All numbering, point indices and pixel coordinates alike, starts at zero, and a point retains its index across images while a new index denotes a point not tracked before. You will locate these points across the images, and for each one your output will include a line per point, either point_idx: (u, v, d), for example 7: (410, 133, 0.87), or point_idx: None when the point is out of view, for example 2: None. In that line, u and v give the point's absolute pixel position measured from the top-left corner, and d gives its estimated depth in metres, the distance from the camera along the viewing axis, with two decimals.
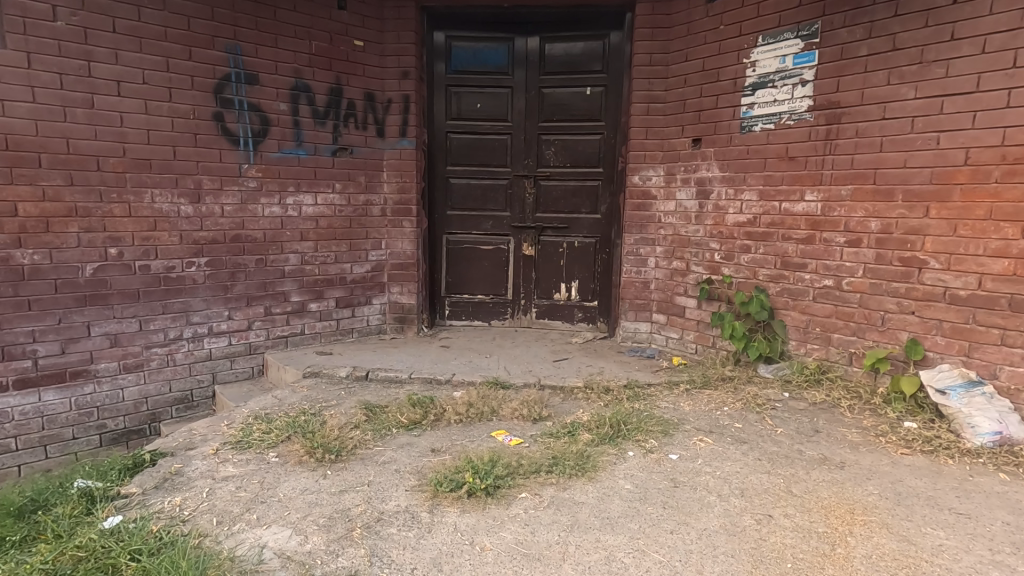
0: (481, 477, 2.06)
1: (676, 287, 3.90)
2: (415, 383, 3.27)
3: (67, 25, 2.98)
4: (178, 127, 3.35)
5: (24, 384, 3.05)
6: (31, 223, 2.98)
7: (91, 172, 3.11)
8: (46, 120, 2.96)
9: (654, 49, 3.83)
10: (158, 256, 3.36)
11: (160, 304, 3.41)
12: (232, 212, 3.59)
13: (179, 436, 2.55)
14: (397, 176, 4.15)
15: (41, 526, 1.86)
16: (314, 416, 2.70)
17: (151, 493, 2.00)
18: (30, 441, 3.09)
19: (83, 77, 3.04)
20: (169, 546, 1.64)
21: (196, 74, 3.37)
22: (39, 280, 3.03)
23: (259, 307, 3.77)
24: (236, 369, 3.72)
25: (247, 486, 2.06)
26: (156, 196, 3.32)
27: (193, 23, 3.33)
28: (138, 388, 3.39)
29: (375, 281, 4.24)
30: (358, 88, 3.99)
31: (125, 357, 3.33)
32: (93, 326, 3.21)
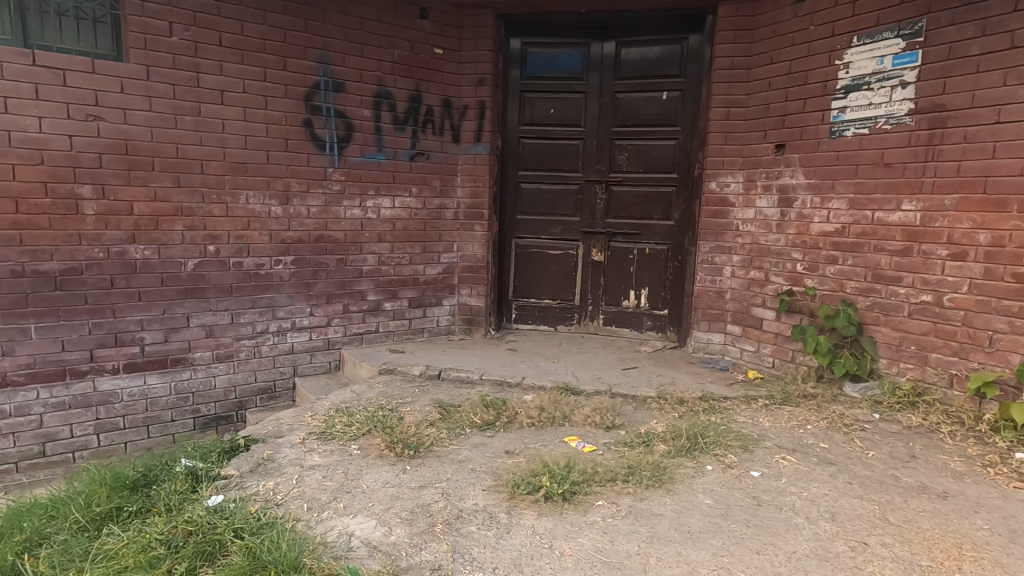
0: (558, 481, 2.07)
1: (753, 297, 3.76)
2: (485, 384, 3.33)
3: (181, 39, 3.23)
4: (272, 132, 3.56)
5: (132, 368, 3.32)
6: (144, 221, 3.25)
7: (195, 174, 3.36)
8: (160, 127, 3.23)
9: (736, 52, 3.72)
10: (250, 254, 3.58)
11: (250, 299, 3.63)
12: (317, 214, 3.78)
13: (268, 424, 2.70)
14: (470, 181, 4.23)
15: (154, 499, 2.03)
16: (392, 411, 2.79)
17: (248, 475, 2.13)
18: (135, 421, 3.36)
19: (192, 88, 3.29)
20: (268, 526, 1.74)
21: (290, 83, 3.58)
22: (148, 273, 3.29)
23: (338, 304, 3.93)
24: (315, 362, 3.90)
25: (333, 475, 2.15)
26: (250, 197, 3.54)
27: (289, 35, 3.53)
28: (228, 376, 3.62)
29: (446, 282, 4.33)
30: (436, 95, 4.11)
31: (218, 347, 3.57)
32: (192, 317, 3.46)
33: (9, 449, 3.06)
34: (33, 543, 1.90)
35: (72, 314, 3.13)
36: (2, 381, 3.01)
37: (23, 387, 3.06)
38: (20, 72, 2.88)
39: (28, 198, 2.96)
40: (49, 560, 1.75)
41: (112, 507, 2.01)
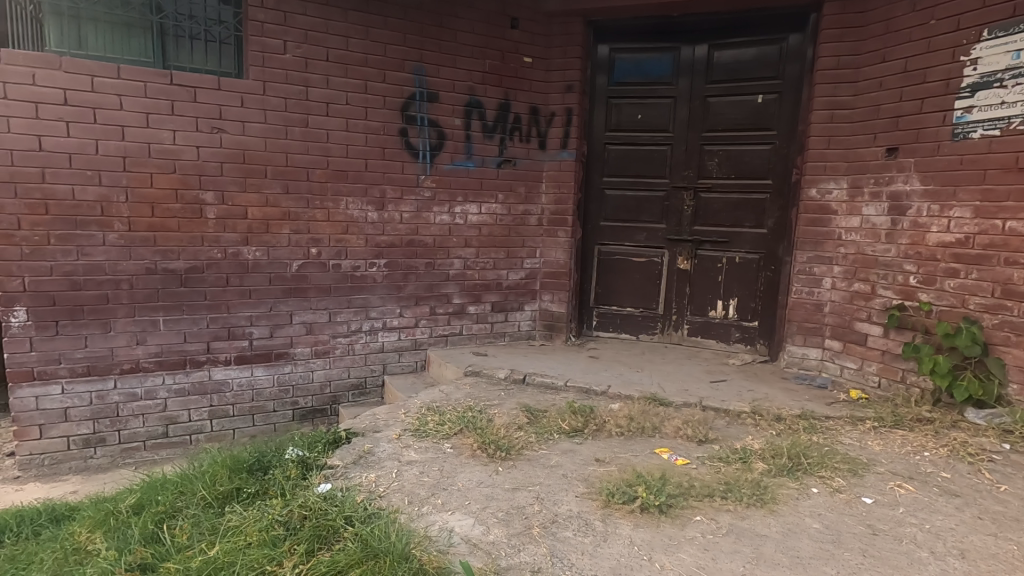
0: (654, 493, 2.03)
1: (857, 311, 3.50)
2: (570, 391, 3.32)
3: (293, 56, 3.47)
4: (371, 141, 3.75)
5: (242, 360, 3.59)
6: (256, 224, 3.51)
7: (302, 181, 3.59)
8: (272, 138, 3.48)
9: (842, 51, 3.51)
10: (347, 256, 3.78)
11: (346, 299, 3.82)
12: (409, 219, 3.93)
13: (365, 419, 2.84)
14: (555, 187, 4.25)
15: (270, 483, 2.19)
16: (480, 413, 2.85)
17: (351, 467, 2.25)
18: (243, 409, 3.63)
19: (302, 101, 3.53)
20: (375, 517, 1.83)
21: (388, 94, 3.76)
22: (258, 273, 3.55)
23: (426, 306, 4.06)
24: (402, 362, 4.05)
25: (429, 471, 2.23)
26: (349, 203, 3.74)
27: (388, 49, 3.71)
28: (325, 371, 3.83)
29: (528, 288, 4.37)
30: (524, 102, 4.17)
31: (316, 344, 3.78)
32: (295, 315, 3.69)
33: (139, 429, 3.39)
34: (168, 515, 2.09)
35: (194, 309, 3.43)
36: (135, 367, 3.34)
37: (151, 373, 3.38)
38: (160, 91, 3.19)
39: (162, 203, 3.27)
40: (184, 533, 1.92)
41: (233, 488, 2.18)
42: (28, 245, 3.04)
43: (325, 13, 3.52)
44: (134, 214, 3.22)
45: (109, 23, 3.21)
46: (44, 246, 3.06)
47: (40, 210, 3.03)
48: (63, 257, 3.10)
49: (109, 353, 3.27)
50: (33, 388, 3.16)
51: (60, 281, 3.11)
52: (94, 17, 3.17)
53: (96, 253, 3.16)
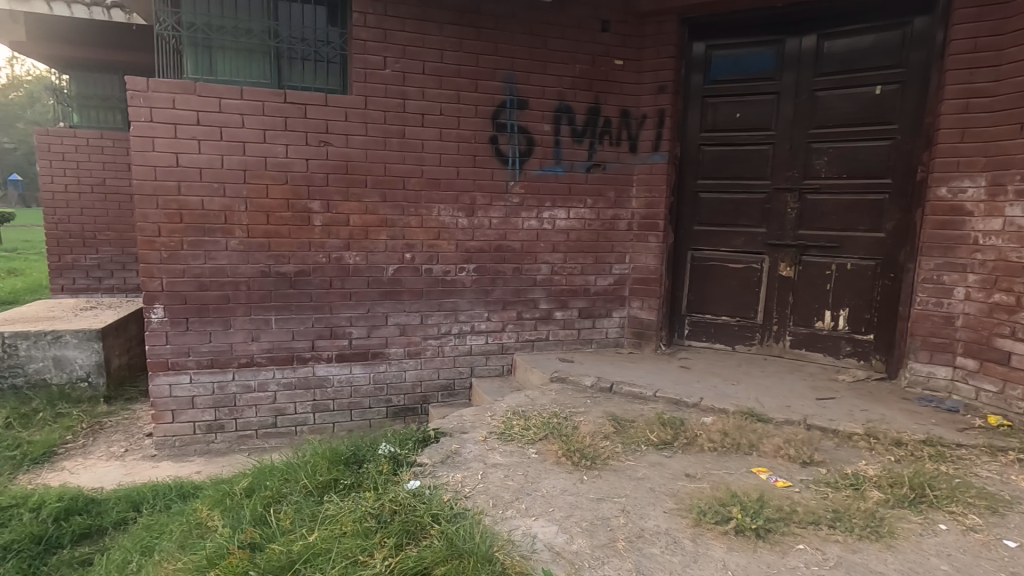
0: (750, 515, 1.89)
1: (997, 326, 3.05)
2: (660, 402, 3.20)
3: (392, 71, 3.65)
4: (463, 150, 3.86)
5: (342, 358, 3.83)
6: (356, 231, 3.73)
7: (398, 190, 3.77)
8: (372, 149, 3.68)
9: (980, 31, 3.11)
10: (439, 261, 3.91)
11: (437, 302, 3.95)
12: (498, 224, 4.00)
13: (453, 420, 2.91)
14: (646, 191, 4.14)
15: (365, 477, 2.30)
16: (566, 419, 2.82)
17: (439, 465, 2.32)
18: (342, 404, 3.86)
19: (399, 113, 3.70)
20: (460, 517, 1.87)
21: (480, 103, 3.85)
22: (357, 276, 3.77)
23: (513, 311, 4.10)
24: (489, 365, 4.11)
25: (514, 475, 2.23)
26: (441, 210, 3.87)
27: (481, 59, 3.81)
28: (416, 371, 3.98)
29: (616, 294, 4.29)
30: (615, 106, 4.11)
31: (409, 345, 3.94)
32: (390, 316, 3.87)
33: (252, 418, 3.72)
34: (274, 500, 2.26)
35: (301, 309, 3.70)
36: (250, 361, 3.66)
37: (264, 367, 3.69)
38: (275, 109, 3.48)
39: (275, 212, 3.57)
40: (288, 517, 2.06)
41: (331, 479, 2.32)
42: (166, 250, 3.43)
43: (422, 28, 3.68)
44: (252, 221, 3.54)
45: (234, 50, 3.57)
46: (179, 250, 3.44)
47: (177, 218, 3.41)
48: (194, 261, 3.47)
49: (229, 348, 3.62)
50: (167, 376, 3.54)
51: (192, 282, 3.49)
52: (223, 45, 3.55)
53: (220, 257, 3.51)
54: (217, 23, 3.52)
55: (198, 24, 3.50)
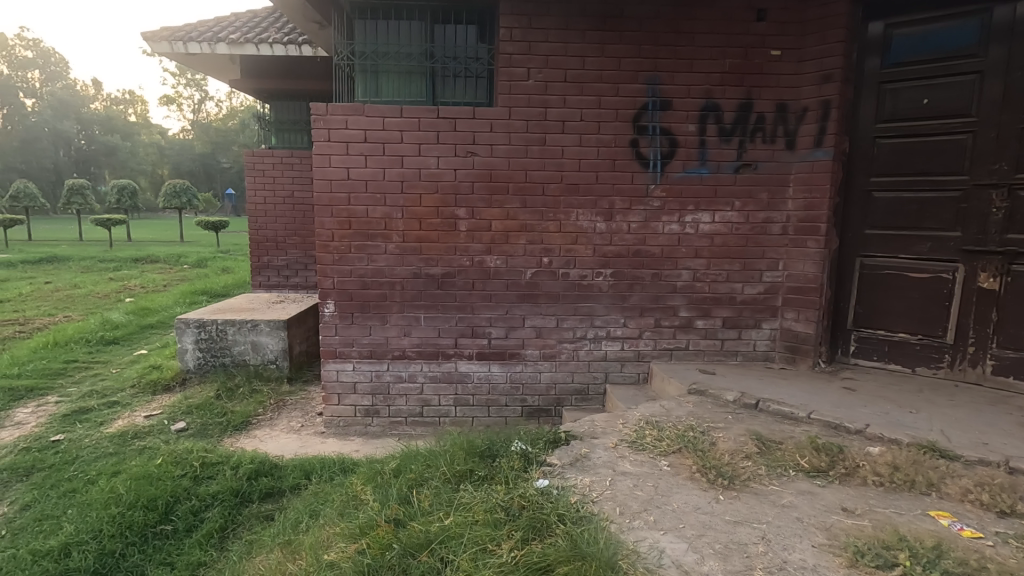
0: (923, 565, 1.64)
1: None
2: (814, 425, 2.89)
3: (535, 81, 3.77)
4: (603, 154, 3.84)
5: (482, 356, 4.03)
6: (498, 236, 3.90)
7: (538, 196, 3.87)
8: (515, 157, 3.83)
9: None
10: (576, 265, 3.93)
11: (573, 306, 3.97)
12: (637, 229, 3.90)
13: (584, 424, 2.92)
14: (805, 191, 3.76)
15: (498, 471, 2.41)
16: (703, 434, 2.67)
17: (569, 467, 2.35)
18: (481, 400, 4.07)
19: (541, 121, 3.80)
20: (586, 520, 1.88)
21: (621, 106, 3.81)
22: (497, 279, 3.94)
23: (651, 318, 3.98)
24: (625, 372, 4.03)
25: (643, 486, 2.18)
26: (579, 215, 3.88)
27: (623, 63, 3.77)
28: (551, 374, 4.05)
29: (767, 304, 3.95)
30: (769, 100, 3.81)
31: (545, 347, 4.02)
32: (527, 318, 3.98)
33: (402, 406, 4.08)
34: (417, 482, 2.47)
35: (447, 309, 3.98)
36: (402, 354, 4.02)
37: (413, 360, 4.03)
38: (430, 124, 3.79)
39: (427, 218, 3.88)
40: (427, 499, 2.24)
41: (467, 469, 2.47)
42: (337, 253, 3.90)
43: (565, 37, 3.74)
44: (407, 227, 3.89)
45: (396, 73, 3.96)
46: (347, 254, 3.91)
47: (346, 225, 3.88)
48: (359, 262, 3.91)
49: (385, 341, 4.01)
50: (335, 363, 4.04)
51: (356, 281, 3.93)
52: (387, 70, 3.95)
53: (380, 259, 3.91)
54: (382, 50, 3.93)
55: (368, 52, 3.93)
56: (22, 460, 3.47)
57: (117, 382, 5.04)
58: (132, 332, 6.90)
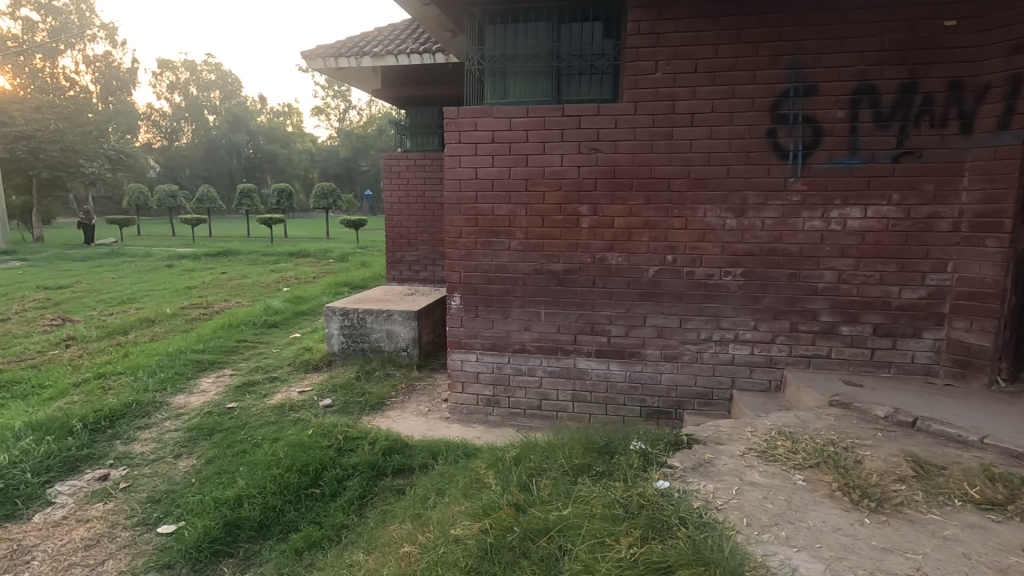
0: None
1: None
2: (988, 452, 2.50)
3: (663, 74, 3.66)
4: (735, 147, 3.61)
5: (601, 353, 4.01)
6: (620, 233, 3.84)
7: (663, 192, 3.75)
8: (639, 153, 3.75)
9: None
10: (702, 264, 3.75)
11: (698, 306, 3.80)
12: (773, 225, 3.63)
13: (709, 429, 2.80)
14: (984, 182, 3.25)
15: (617, 468, 2.41)
16: (846, 450, 2.43)
17: (691, 471, 2.28)
18: (598, 397, 4.06)
19: (668, 115, 3.68)
20: (710, 527, 1.81)
21: (757, 95, 3.56)
22: (618, 277, 3.88)
23: (786, 321, 3.69)
24: (754, 379, 3.78)
25: (774, 499, 2.05)
26: (708, 211, 3.70)
27: (761, 48, 3.53)
28: (672, 375, 3.92)
29: (931, 310, 3.48)
30: (940, 79, 3.34)
31: (666, 348, 3.90)
32: (648, 317, 3.89)
33: (522, 398, 4.20)
34: (536, 472, 2.54)
35: (567, 305, 4.01)
36: (522, 348, 4.14)
37: (533, 354, 4.13)
38: (554, 123, 3.84)
39: (549, 216, 3.94)
40: (546, 488, 2.29)
41: (586, 463, 2.50)
42: (465, 249, 4.12)
43: (697, 25, 3.59)
44: (530, 225, 3.98)
45: (523, 74, 4.06)
46: (473, 249, 4.11)
47: (473, 223, 4.08)
48: (484, 258, 4.09)
49: (507, 335, 4.15)
50: (460, 353, 4.27)
51: (481, 276, 4.12)
52: (514, 71, 4.07)
53: (504, 255, 4.05)
54: (511, 53, 4.06)
55: (497, 56, 4.10)
56: (206, 422, 4.12)
57: (277, 360, 5.77)
58: (288, 317, 7.84)
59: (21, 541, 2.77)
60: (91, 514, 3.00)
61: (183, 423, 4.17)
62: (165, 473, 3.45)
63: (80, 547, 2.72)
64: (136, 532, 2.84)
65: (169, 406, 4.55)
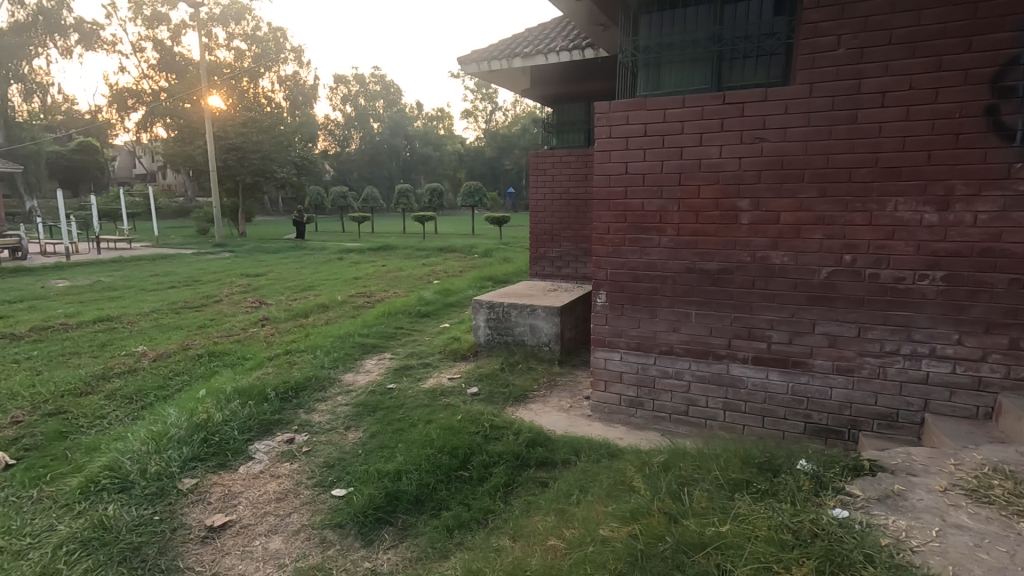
0: None
1: None
2: None
3: (847, 49, 3.24)
4: (939, 128, 3.08)
5: (759, 361, 3.68)
6: (787, 229, 3.48)
7: (842, 183, 3.32)
8: (814, 140, 3.36)
9: None
10: (890, 265, 3.25)
11: (882, 314, 3.30)
12: (988, 221, 3.02)
13: (896, 456, 2.43)
14: None
15: (782, 488, 2.20)
16: None
17: (875, 502, 1.99)
18: (755, 409, 3.74)
19: (852, 95, 3.25)
20: (903, 571, 1.56)
21: (973, 65, 2.99)
22: (783, 278, 3.53)
23: (1002, 337, 3.06)
24: (955, 403, 3.20)
25: (991, 549, 1.70)
26: (900, 204, 3.19)
27: (980, 8, 2.95)
28: (845, 391, 3.47)
29: None
30: None
31: (839, 359, 3.45)
32: (818, 324, 3.48)
33: (668, 402, 4.02)
34: (687, 481, 2.41)
35: (721, 307, 3.75)
36: (670, 350, 3.96)
37: (681, 357, 3.93)
38: (714, 111, 3.60)
39: (704, 211, 3.71)
40: (700, 500, 2.16)
41: (744, 479, 2.32)
42: (612, 246, 4.06)
43: None
44: (682, 221, 3.79)
45: (680, 63, 3.87)
46: (621, 246, 4.03)
47: (621, 219, 4.00)
48: (632, 255, 3.99)
49: (653, 335, 4.00)
50: (604, 351, 4.21)
51: (628, 273, 4.02)
52: (670, 60, 3.90)
53: (653, 253, 3.91)
54: (667, 41, 3.90)
55: (652, 45, 3.96)
56: (370, 400, 4.56)
57: (429, 347, 6.21)
58: (439, 308, 8.39)
59: (231, 487, 3.31)
60: (282, 471, 3.49)
61: (352, 399, 4.66)
62: (338, 442, 3.88)
63: (274, 498, 3.18)
64: (315, 492, 3.24)
65: (340, 382, 5.13)
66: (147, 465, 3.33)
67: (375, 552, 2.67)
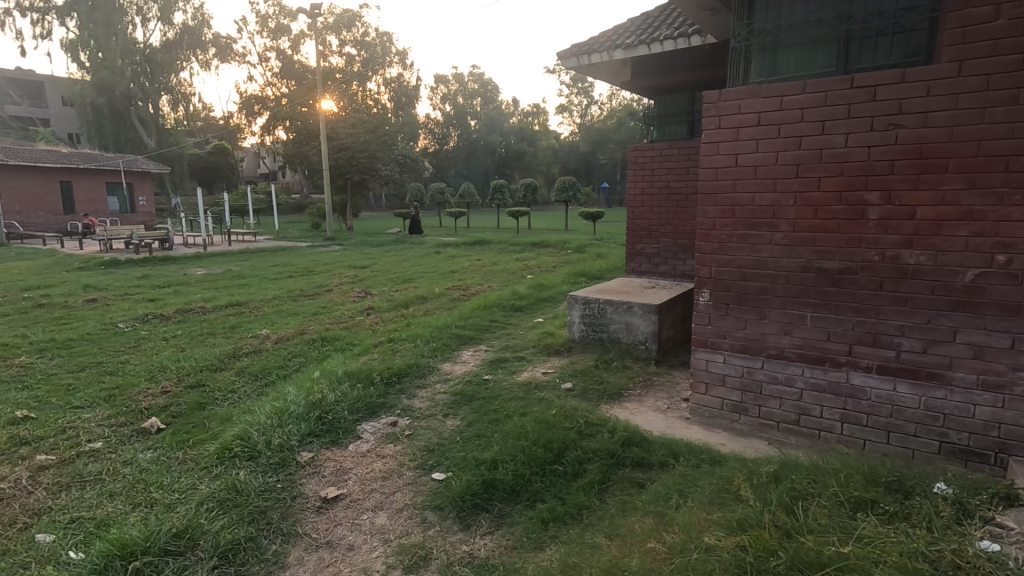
0: None
1: None
2: None
3: (1009, 19, 2.83)
4: None
5: (885, 371, 3.33)
6: (925, 226, 3.12)
7: (997, 173, 2.90)
8: (962, 125, 2.98)
9: None
10: None
11: None
12: None
13: None
14: None
15: (914, 511, 2.03)
16: None
17: None
18: (878, 423, 3.41)
19: (1014, 72, 2.83)
20: None
21: None
22: (918, 280, 3.16)
23: None
24: None
25: None
26: None
27: None
28: (993, 410, 3.05)
29: None
30: None
31: (986, 373, 3.02)
32: (960, 333, 3.07)
33: (776, 409, 3.78)
34: (801, 495, 2.25)
35: (841, 309, 3.43)
36: (780, 354, 3.71)
37: (793, 362, 3.66)
38: (839, 97, 3.31)
39: (825, 205, 3.43)
40: (819, 517, 2.02)
41: (868, 498, 2.15)
42: (718, 242, 3.87)
43: None
44: (799, 215, 3.52)
45: (801, 46, 3.60)
46: (728, 242, 3.83)
47: (729, 214, 3.80)
48: (740, 252, 3.78)
49: (762, 338, 3.77)
50: (706, 353, 4.04)
51: (735, 271, 3.82)
52: (790, 44, 3.64)
53: (764, 250, 3.68)
54: (787, 23, 3.64)
55: (769, 28, 3.71)
56: (467, 389, 4.71)
57: (523, 341, 6.28)
58: (533, 303, 8.47)
59: (342, 463, 3.56)
60: (387, 451, 3.70)
61: (450, 387, 4.84)
62: (437, 428, 4.05)
63: (379, 477, 3.38)
64: (417, 473, 3.41)
65: (439, 370, 5.35)
66: (271, 437, 3.68)
67: (472, 537, 2.76)
